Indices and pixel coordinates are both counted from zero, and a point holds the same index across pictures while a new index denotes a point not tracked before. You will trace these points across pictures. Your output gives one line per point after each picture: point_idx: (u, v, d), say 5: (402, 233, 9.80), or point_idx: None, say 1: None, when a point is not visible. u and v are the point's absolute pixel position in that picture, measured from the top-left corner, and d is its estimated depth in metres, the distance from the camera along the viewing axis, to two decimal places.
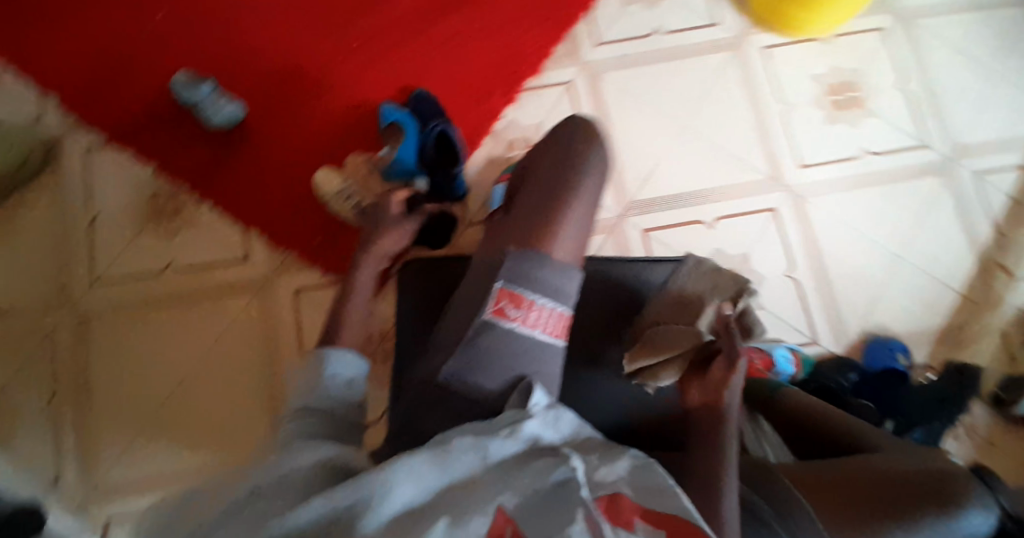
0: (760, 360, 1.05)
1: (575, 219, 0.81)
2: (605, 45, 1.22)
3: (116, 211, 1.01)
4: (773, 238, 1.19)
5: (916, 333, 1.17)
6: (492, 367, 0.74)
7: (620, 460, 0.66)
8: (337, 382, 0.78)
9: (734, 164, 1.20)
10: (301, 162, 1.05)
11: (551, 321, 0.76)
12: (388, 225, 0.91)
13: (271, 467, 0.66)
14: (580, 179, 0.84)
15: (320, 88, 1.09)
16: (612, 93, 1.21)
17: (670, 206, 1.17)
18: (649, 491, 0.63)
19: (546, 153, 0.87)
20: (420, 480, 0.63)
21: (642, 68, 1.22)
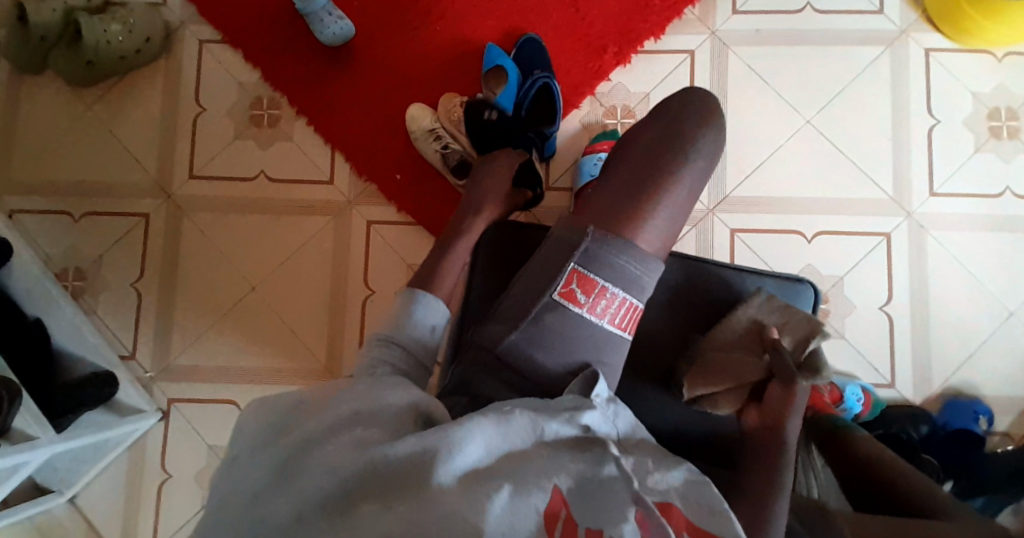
0: (828, 393, 1.00)
1: (673, 207, 0.70)
2: (739, 15, 1.12)
3: (219, 111, 1.04)
4: (871, 265, 1.10)
5: (1005, 399, 1.08)
6: (553, 347, 0.67)
7: (675, 468, 0.55)
8: (421, 324, 0.72)
9: (849, 178, 1.11)
10: (397, 92, 1.04)
11: (622, 314, 0.68)
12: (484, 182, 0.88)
13: (363, 395, 0.55)
14: (681, 163, 0.71)
15: (431, 16, 1.06)
16: (736, 71, 1.12)
17: (766, 210, 1.10)
18: (708, 514, 0.52)
19: (657, 122, 0.74)
20: (489, 441, 0.52)
21: (774, 49, 1.12)
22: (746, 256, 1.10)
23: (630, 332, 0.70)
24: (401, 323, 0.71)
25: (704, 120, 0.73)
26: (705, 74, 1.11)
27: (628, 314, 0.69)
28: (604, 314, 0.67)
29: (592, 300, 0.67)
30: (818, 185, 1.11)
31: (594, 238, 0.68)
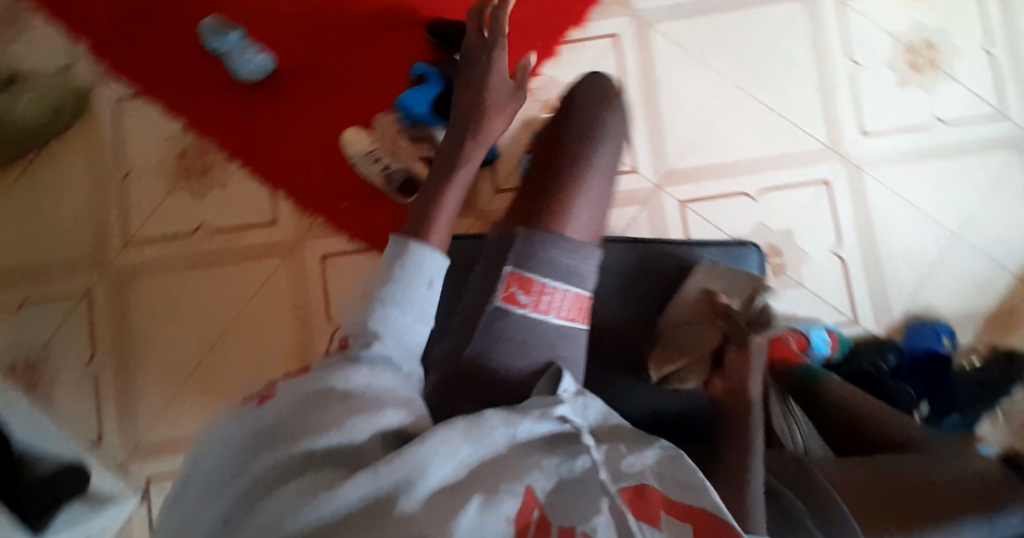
0: (794, 340, 1.03)
1: (594, 196, 0.69)
2: None
3: (146, 169, 1.01)
4: (820, 214, 1.13)
5: (965, 316, 1.12)
6: (511, 354, 0.65)
7: (652, 448, 0.54)
8: (417, 282, 0.60)
9: (786, 132, 1.13)
10: (329, 119, 1.02)
11: (571, 306, 0.66)
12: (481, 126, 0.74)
13: (326, 422, 0.49)
14: (592, 149, 0.70)
15: (349, 38, 1.04)
16: (662, 46, 1.13)
17: (711, 177, 1.12)
18: (687, 491, 0.49)
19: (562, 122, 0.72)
20: (459, 451, 0.50)
21: (696, 19, 1.14)
22: (699, 225, 1.11)
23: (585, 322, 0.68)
24: (393, 281, 0.59)
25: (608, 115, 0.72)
26: (633, 54, 1.12)
27: (579, 303, 0.66)
28: (553, 310, 0.65)
29: (534, 299, 0.65)
30: (757, 144, 1.13)
31: (523, 238, 0.65)
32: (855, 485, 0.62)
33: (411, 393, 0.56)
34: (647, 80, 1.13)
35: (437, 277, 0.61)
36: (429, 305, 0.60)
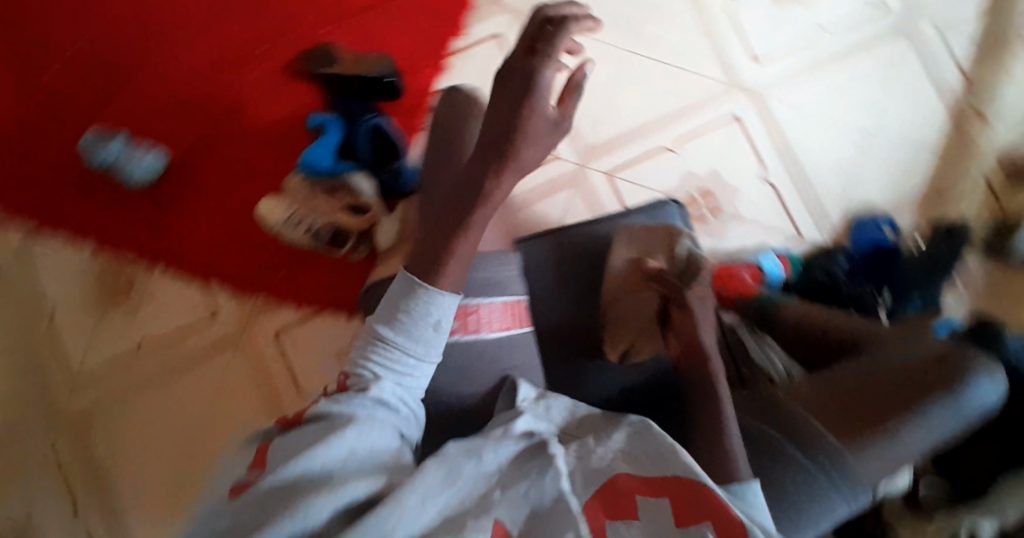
0: (747, 273, 1.06)
1: None
2: None
3: (71, 302, 0.99)
4: (741, 147, 1.16)
5: (901, 201, 1.16)
6: (459, 379, 0.64)
7: (620, 428, 0.56)
8: (425, 321, 0.57)
9: (686, 80, 1.16)
10: (241, 194, 1.02)
11: (500, 314, 0.65)
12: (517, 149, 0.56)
13: (283, 510, 0.47)
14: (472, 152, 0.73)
15: (252, 110, 1.05)
16: None
17: (630, 143, 1.14)
18: (661, 464, 0.52)
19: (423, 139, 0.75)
20: (427, 499, 0.49)
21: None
22: (630, 189, 1.13)
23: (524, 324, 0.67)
24: (402, 315, 0.57)
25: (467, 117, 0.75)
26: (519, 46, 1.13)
27: (506, 309, 0.65)
28: (483, 325, 0.64)
29: (461, 321, 0.63)
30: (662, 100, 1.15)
31: None
32: (823, 407, 0.64)
33: (398, 446, 0.54)
34: None
35: (447, 319, 0.58)
36: (437, 344, 0.58)
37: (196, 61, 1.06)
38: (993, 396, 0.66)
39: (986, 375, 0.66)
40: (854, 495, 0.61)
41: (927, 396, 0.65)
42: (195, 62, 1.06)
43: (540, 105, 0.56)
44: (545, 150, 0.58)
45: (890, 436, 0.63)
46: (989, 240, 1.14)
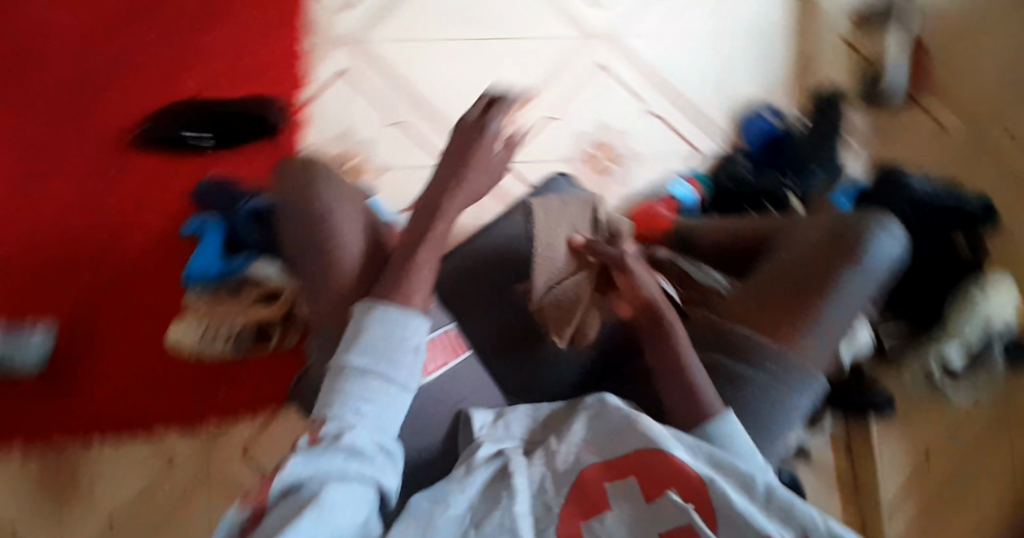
0: (664, 204, 1.09)
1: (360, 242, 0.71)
2: (345, 11, 1.17)
3: (14, 515, 0.88)
4: (613, 91, 1.22)
5: (775, 87, 1.25)
6: (418, 428, 0.66)
7: (577, 421, 0.61)
8: (399, 344, 0.59)
9: (542, 46, 1.21)
10: (152, 321, 0.99)
11: (438, 347, 0.68)
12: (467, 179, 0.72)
13: None
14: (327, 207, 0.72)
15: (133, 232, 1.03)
16: (386, 50, 1.16)
17: (515, 123, 1.17)
18: (622, 443, 0.57)
19: (284, 207, 0.75)
20: None
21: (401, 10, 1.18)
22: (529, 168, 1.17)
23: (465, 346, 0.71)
24: (371, 341, 0.59)
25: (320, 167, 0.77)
26: (369, 75, 1.14)
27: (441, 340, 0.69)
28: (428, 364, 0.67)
29: None
30: (526, 72, 1.20)
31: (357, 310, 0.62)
32: (759, 315, 0.72)
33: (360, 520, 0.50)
34: (395, 85, 1.15)
35: (421, 342, 0.61)
36: (412, 369, 0.59)
37: (57, 209, 1.03)
38: (888, 252, 0.75)
39: (875, 236, 0.75)
40: (811, 385, 0.68)
41: (835, 272, 0.72)
42: (57, 210, 1.02)
43: (484, 146, 0.73)
44: (484, 185, 0.74)
45: (818, 318, 0.70)
46: (864, 95, 1.23)
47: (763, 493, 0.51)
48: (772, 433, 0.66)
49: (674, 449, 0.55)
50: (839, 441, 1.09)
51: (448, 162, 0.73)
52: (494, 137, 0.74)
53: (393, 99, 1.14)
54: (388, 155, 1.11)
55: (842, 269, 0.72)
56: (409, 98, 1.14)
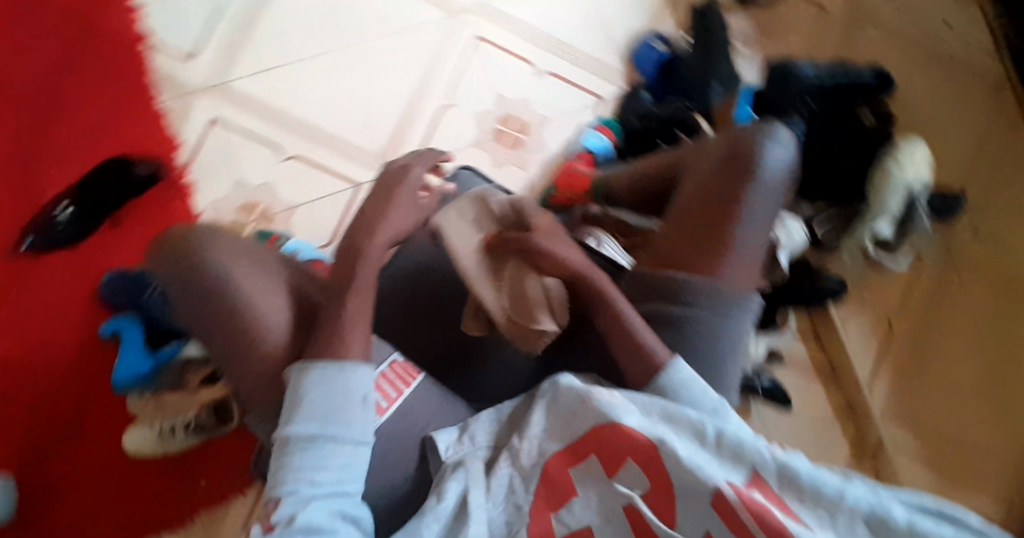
0: (582, 161, 1.09)
1: (272, 302, 0.67)
2: (195, 59, 1.10)
3: None
4: (495, 63, 1.20)
5: (651, 17, 1.27)
6: (391, 457, 0.70)
7: (535, 412, 0.68)
8: (350, 401, 0.62)
9: (412, 39, 1.18)
10: (104, 435, 0.95)
11: (392, 379, 0.73)
12: (393, 218, 0.77)
13: None
14: (227, 278, 0.67)
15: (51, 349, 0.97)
16: (252, 88, 1.11)
17: (412, 123, 1.14)
18: (582, 422, 0.65)
19: (177, 289, 0.68)
20: None
21: (254, 41, 1.13)
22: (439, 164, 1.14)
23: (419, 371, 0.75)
24: (309, 408, 0.61)
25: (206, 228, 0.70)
26: (244, 117, 1.09)
27: (393, 372, 0.73)
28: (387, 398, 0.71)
29: None
30: (404, 67, 1.17)
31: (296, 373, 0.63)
32: (679, 251, 0.74)
33: None
34: (275, 121, 1.10)
35: (367, 392, 0.63)
36: (365, 422, 0.62)
37: None
38: (782, 155, 0.76)
39: (766, 146, 0.76)
40: (743, 306, 0.72)
41: (737, 191, 0.74)
42: None
43: (407, 187, 0.80)
44: (408, 222, 0.78)
45: (732, 241, 0.73)
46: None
47: (712, 439, 0.60)
48: (718, 363, 0.72)
49: (626, 418, 0.63)
50: (805, 327, 1.12)
51: (371, 208, 0.78)
52: (416, 179, 0.81)
53: (276, 134, 1.10)
54: (292, 193, 1.08)
55: (743, 186, 0.74)
56: (292, 128, 1.10)
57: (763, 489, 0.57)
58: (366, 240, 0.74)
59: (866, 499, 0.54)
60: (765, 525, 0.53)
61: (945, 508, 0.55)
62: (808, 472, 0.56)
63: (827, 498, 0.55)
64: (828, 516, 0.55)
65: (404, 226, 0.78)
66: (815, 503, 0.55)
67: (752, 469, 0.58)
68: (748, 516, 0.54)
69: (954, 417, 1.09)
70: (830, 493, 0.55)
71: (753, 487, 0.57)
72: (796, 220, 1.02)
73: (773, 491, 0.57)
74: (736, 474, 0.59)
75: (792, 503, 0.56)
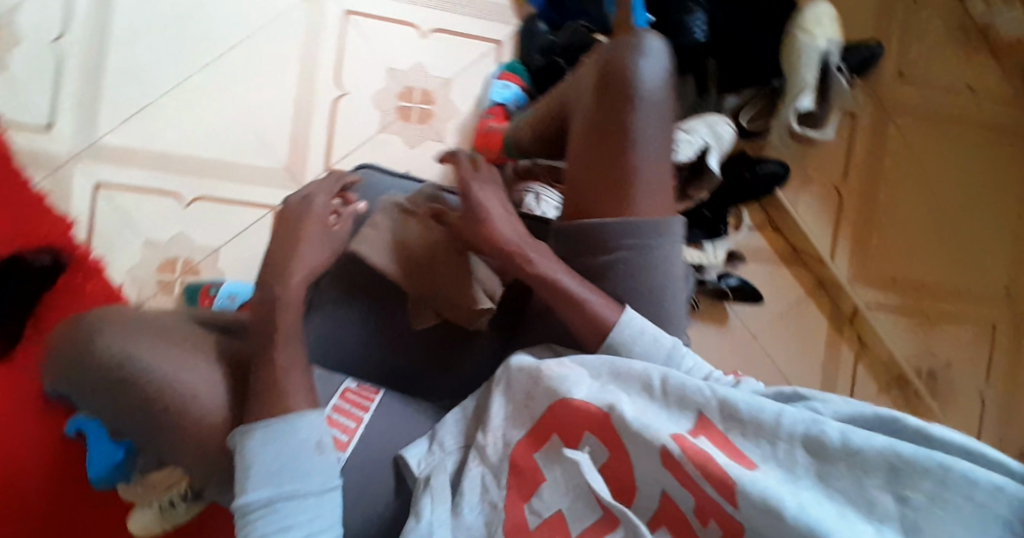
0: (494, 115, 1.05)
1: (191, 370, 0.65)
2: (54, 127, 1.04)
3: None
4: (376, 33, 1.11)
5: None
6: (369, 481, 0.72)
7: (494, 401, 0.72)
8: (305, 450, 0.63)
9: (279, 33, 1.09)
10: (98, 521, 0.98)
11: (349, 408, 0.74)
12: (311, 248, 0.74)
13: None
14: (137, 361, 0.64)
15: (21, 463, 0.97)
16: (127, 140, 1.06)
17: (309, 126, 1.09)
18: (539, 402, 0.70)
19: (85, 383, 0.66)
20: None
21: (109, 88, 1.05)
22: (351, 162, 1.09)
23: (375, 392, 0.77)
24: (265, 472, 0.61)
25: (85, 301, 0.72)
26: (128, 172, 1.06)
27: (348, 401, 0.74)
28: (349, 427, 0.72)
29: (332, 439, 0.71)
30: (277, 68, 1.09)
31: (243, 438, 0.62)
32: (584, 201, 0.73)
33: None
34: (163, 169, 1.06)
35: (319, 437, 0.64)
36: (327, 465, 0.63)
37: None
38: (658, 64, 0.73)
39: (639, 58, 0.72)
40: (668, 232, 0.72)
41: (627, 116, 0.71)
42: None
43: (314, 218, 0.76)
44: (323, 254, 0.75)
45: (636, 168, 0.71)
46: None
47: (658, 389, 0.65)
48: (656, 299, 0.72)
49: (575, 390, 0.67)
50: (761, 217, 1.10)
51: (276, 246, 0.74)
52: (323, 208, 0.77)
53: (167, 181, 1.07)
54: (208, 238, 1.07)
55: (628, 109, 0.71)
56: (182, 170, 1.07)
57: (709, 431, 0.61)
58: (283, 286, 0.72)
59: (799, 421, 0.57)
60: (707, 472, 0.57)
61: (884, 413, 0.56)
62: (746, 405, 0.60)
63: (765, 427, 0.58)
64: (769, 445, 0.58)
65: (326, 254, 0.75)
66: (757, 434, 0.59)
67: (698, 413, 0.63)
68: (692, 467, 0.58)
69: (917, 266, 1.11)
70: (768, 420, 0.58)
71: (699, 432, 0.61)
72: (722, 117, 1.01)
73: (719, 430, 0.61)
74: (684, 420, 0.63)
75: (735, 438, 0.60)
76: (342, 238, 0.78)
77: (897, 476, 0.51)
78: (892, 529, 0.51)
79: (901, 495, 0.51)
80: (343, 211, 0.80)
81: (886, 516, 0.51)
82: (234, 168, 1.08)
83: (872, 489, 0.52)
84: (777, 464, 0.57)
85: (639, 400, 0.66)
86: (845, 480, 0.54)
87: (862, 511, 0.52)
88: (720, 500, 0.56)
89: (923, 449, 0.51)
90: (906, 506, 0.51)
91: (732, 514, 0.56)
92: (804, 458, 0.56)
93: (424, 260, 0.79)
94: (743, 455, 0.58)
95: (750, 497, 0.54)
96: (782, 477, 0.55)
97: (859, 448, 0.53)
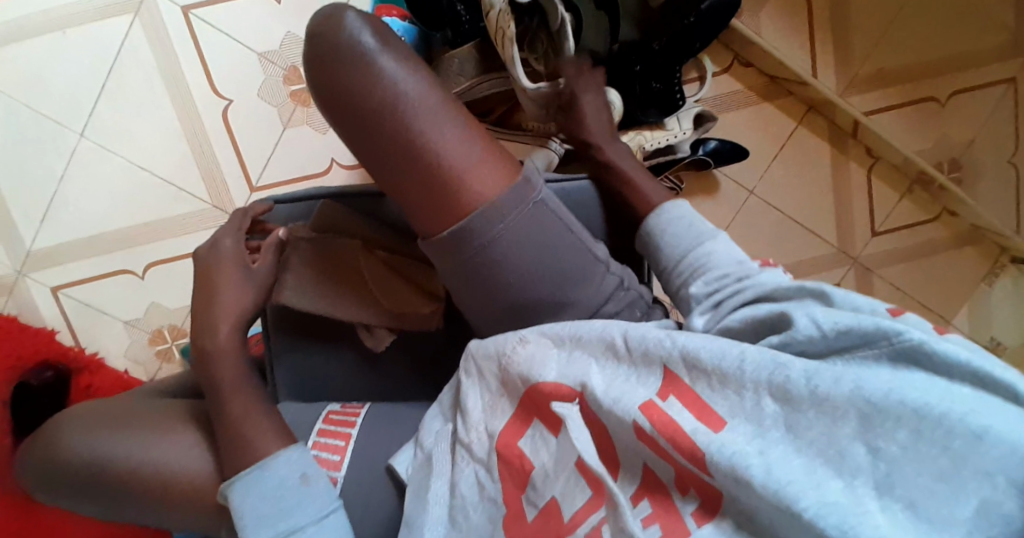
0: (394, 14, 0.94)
1: (154, 441, 0.65)
2: None
3: None
4: (229, 24, 0.99)
5: None
6: (371, 503, 0.67)
7: (470, 392, 0.64)
8: (293, 483, 0.60)
9: (129, 65, 0.99)
10: None
11: (334, 428, 0.69)
12: (235, 293, 0.68)
13: None
14: (106, 457, 0.65)
15: None
16: (53, 236, 1.02)
17: (211, 151, 1.01)
18: (515, 387, 0.61)
19: (74, 501, 0.67)
20: None
21: (12, 195, 1.01)
22: (272, 173, 1.01)
23: (359, 407, 0.72)
24: (262, 517, 0.59)
25: (53, 424, 0.69)
26: (73, 266, 1.03)
27: (332, 422, 0.69)
28: (338, 446, 0.68)
29: (334, 450, 0.67)
30: (149, 103, 1.00)
31: (229, 493, 0.60)
32: (444, 197, 0.60)
33: None
34: (97, 246, 1.03)
35: (307, 468, 0.61)
36: (320, 502, 0.60)
37: None
38: (387, 53, 0.61)
39: (365, 61, 0.61)
40: (526, 196, 0.61)
41: (397, 119, 0.60)
42: None
43: (227, 262, 0.69)
44: (247, 298, 0.68)
45: (443, 156, 0.60)
46: None
47: (622, 349, 0.56)
48: (577, 274, 0.63)
49: (545, 372, 0.59)
50: (725, 56, 0.99)
51: (203, 299, 0.68)
52: (236, 248, 0.70)
53: (113, 262, 1.03)
54: (177, 298, 1.04)
55: (389, 107, 0.60)
56: (119, 242, 1.03)
57: (676, 387, 0.52)
58: (214, 335, 0.66)
59: (762, 366, 0.47)
60: (675, 442, 0.48)
61: (882, 325, 0.44)
62: (708, 352, 0.50)
63: (730, 374, 0.49)
64: (736, 395, 0.48)
65: (253, 293, 0.69)
66: (724, 384, 0.49)
67: (664, 367, 0.53)
68: (664, 441, 0.49)
69: (897, 57, 0.97)
70: (731, 368, 0.49)
71: (668, 392, 0.52)
72: None
73: (687, 385, 0.51)
74: (651, 380, 0.53)
75: (703, 392, 0.50)
76: (264, 276, 0.70)
77: (868, 423, 0.42)
78: (864, 484, 0.42)
79: (874, 446, 0.42)
80: (263, 244, 0.72)
81: (858, 470, 0.42)
82: (163, 217, 1.02)
83: (844, 439, 0.43)
84: (745, 419, 0.47)
85: (609, 365, 0.57)
86: (816, 431, 0.44)
87: (832, 464, 0.43)
88: (695, 470, 0.48)
89: (896, 388, 0.42)
90: (879, 458, 0.42)
91: (709, 482, 0.47)
92: (772, 406, 0.46)
93: (355, 290, 0.72)
94: (710, 412, 0.49)
95: (719, 466, 0.46)
96: (750, 435, 0.46)
97: (827, 396, 0.44)
